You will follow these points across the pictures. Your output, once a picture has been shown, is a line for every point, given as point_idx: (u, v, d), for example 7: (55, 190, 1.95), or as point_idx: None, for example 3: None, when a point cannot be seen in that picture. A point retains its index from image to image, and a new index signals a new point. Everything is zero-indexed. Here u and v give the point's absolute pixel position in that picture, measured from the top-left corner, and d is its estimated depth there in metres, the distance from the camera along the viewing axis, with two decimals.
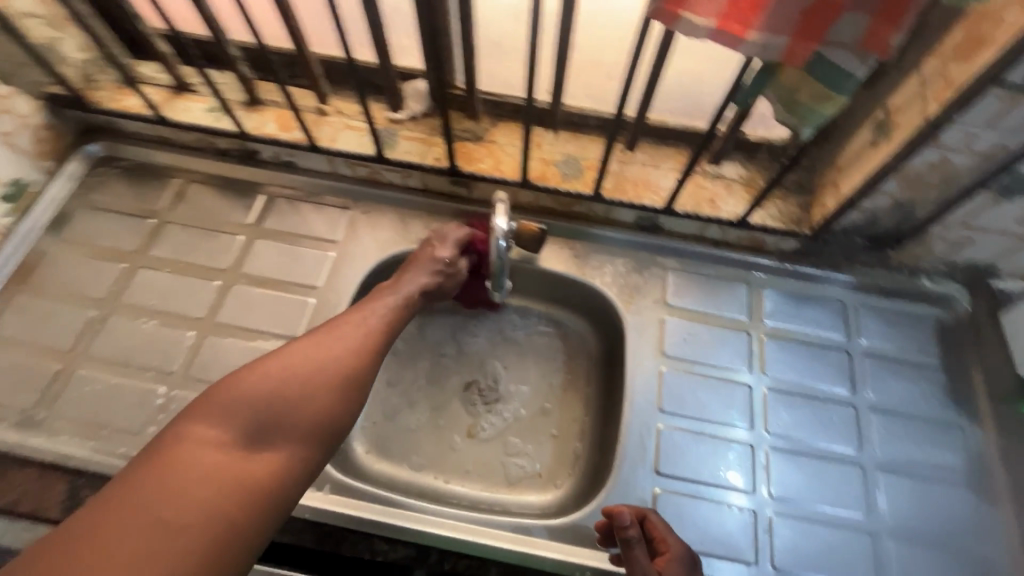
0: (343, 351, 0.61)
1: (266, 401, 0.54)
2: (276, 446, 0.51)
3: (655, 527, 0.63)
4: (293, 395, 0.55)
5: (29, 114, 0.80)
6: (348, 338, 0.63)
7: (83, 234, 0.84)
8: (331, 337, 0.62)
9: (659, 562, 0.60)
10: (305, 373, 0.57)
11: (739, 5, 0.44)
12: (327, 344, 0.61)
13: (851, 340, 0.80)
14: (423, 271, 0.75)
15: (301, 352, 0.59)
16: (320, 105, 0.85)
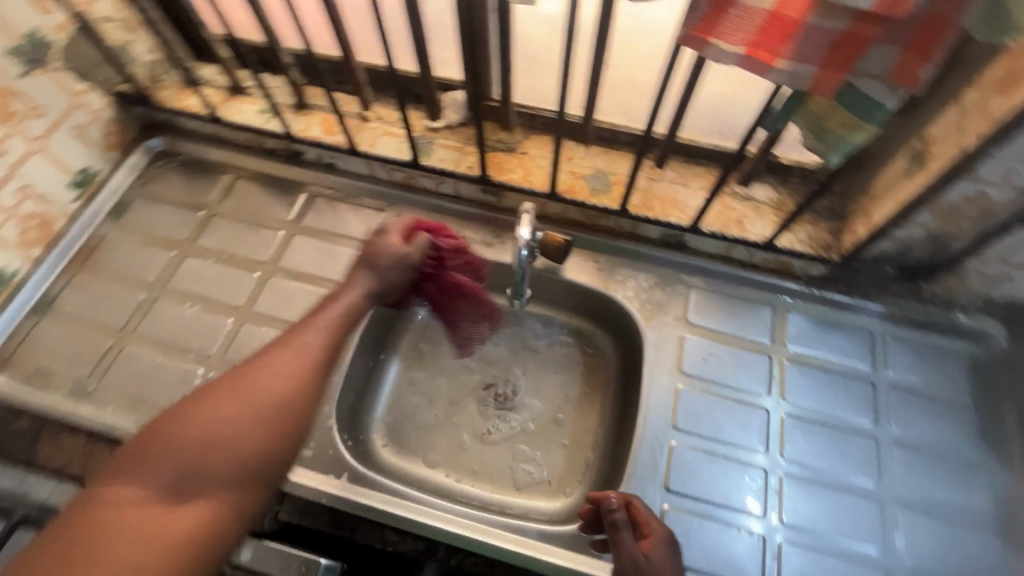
0: (278, 380, 0.58)
1: (191, 454, 0.52)
2: (203, 496, 0.51)
3: (639, 511, 0.63)
4: (222, 437, 0.54)
5: (101, 109, 0.87)
6: (284, 365, 0.59)
7: (140, 222, 0.90)
8: (266, 364, 0.59)
9: (644, 545, 0.60)
10: (233, 414, 0.55)
11: (771, 34, 0.45)
12: (261, 374, 0.58)
13: (877, 371, 0.79)
14: (368, 275, 0.70)
15: (230, 388, 0.56)
16: (362, 111, 0.89)
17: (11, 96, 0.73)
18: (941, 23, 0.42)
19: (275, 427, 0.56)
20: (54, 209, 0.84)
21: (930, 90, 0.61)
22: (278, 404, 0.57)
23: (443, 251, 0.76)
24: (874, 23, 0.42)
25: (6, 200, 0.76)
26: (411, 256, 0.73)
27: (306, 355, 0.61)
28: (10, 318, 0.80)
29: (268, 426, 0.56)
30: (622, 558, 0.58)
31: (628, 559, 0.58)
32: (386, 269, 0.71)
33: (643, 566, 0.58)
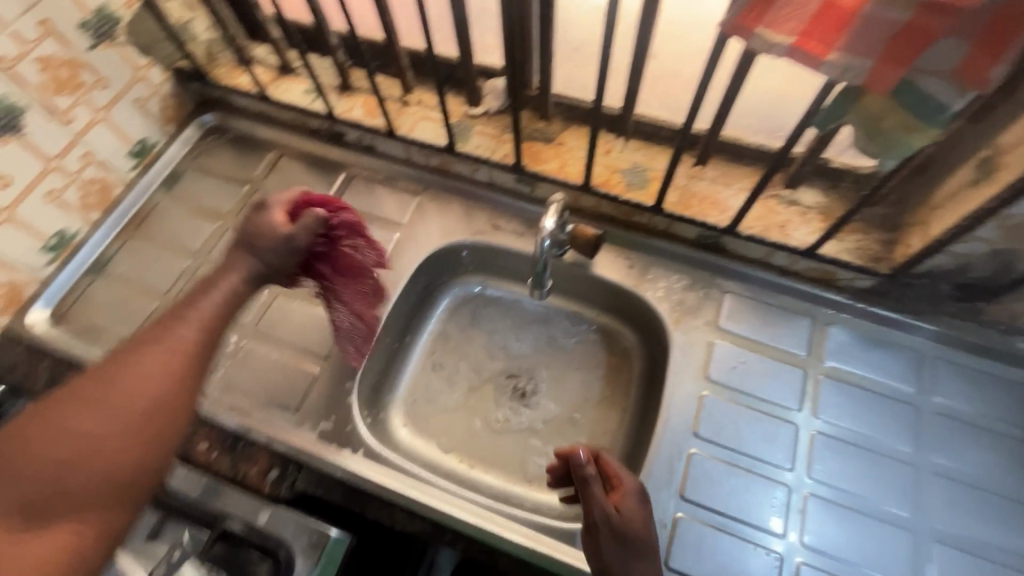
0: (147, 381, 0.52)
1: (45, 477, 0.48)
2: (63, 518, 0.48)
3: (608, 465, 0.66)
4: (82, 452, 0.49)
5: (160, 83, 0.91)
6: (151, 366, 0.53)
7: (190, 193, 0.95)
8: (129, 366, 0.53)
9: (614, 497, 0.63)
10: (90, 427, 0.50)
11: (823, 24, 0.42)
12: (122, 377, 0.52)
13: (921, 395, 0.73)
14: (240, 263, 0.61)
15: (84, 396, 0.51)
16: (403, 95, 0.90)
17: (79, 67, 0.78)
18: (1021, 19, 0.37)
19: (139, 433, 0.51)
20: (113, 176, 0.89)
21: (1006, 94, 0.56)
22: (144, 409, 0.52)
23: (336, 227, 0.66)
24: (941, 15, 0.38)
25: (70, 165, 0.81)
26: (296, 237, 0.62)
27: (178, 351, 0.55)
28: (69, 276, 0.86)
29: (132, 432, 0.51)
30: (593, 512, 0.60)
31: (598, 512, 0.60)
32: (264, 251, 0.62)
33: (613, 517, 0.60)
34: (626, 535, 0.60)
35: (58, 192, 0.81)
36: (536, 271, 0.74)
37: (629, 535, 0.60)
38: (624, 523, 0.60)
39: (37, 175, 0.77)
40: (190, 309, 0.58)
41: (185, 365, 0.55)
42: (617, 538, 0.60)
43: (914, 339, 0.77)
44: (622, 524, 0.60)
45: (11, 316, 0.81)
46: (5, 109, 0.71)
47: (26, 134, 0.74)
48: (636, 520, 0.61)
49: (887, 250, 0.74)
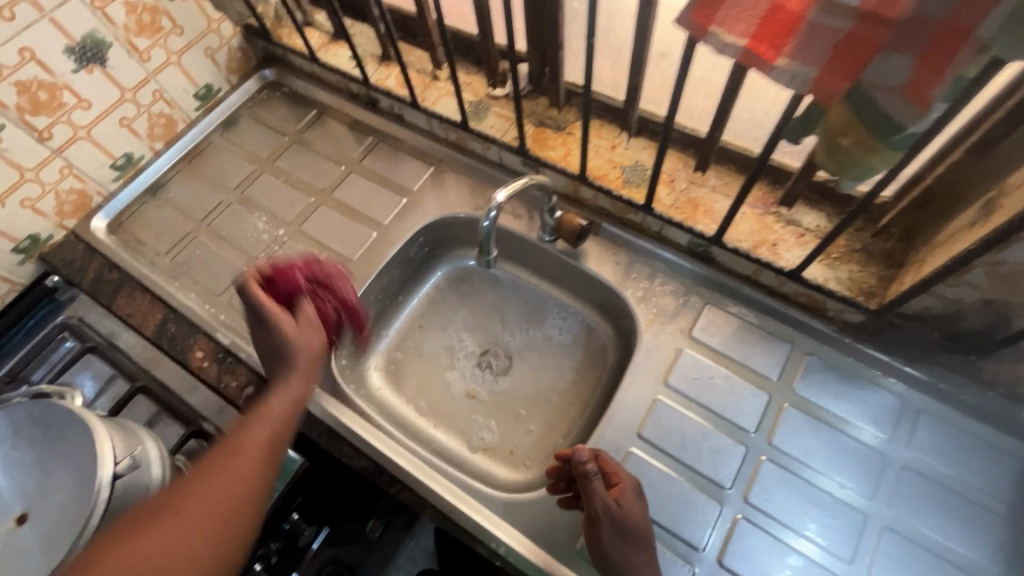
0: (220, 522, 0.47)
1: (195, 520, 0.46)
2: None
3: (608, 462, 0.67)
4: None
5: (230, 37, 1.03)
6: (244, 459, 0.52)
7: (240, 137, 1.06)
8: (198, 486, 0.49)
9: (614, 493, 0.64)
10: (155, 558, 0.43)
11: (772, 29, 0.42)
12: (185, 503, 0.47)
13: (892, 444, 0.69)
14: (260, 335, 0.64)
15: (143, 522, 0.45)
16: (434, 70, 0.95)
17: (160, 14, 0.90)
18: (964, 33, 0.36)
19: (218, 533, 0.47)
20: (178, 113, 1.01)
21: (1007, 130, 0.51)
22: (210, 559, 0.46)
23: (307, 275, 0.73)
24: (881, 26, 0.37)
25: (142, 98, 0.94)
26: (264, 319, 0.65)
27: (245, 477, 0.51)
28: (131, 191, 0.99)
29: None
30: (594, 505, 0.61)
31: (601, 505, 0.61)
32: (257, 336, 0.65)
33: (613, 510, 0.62)
34: (627, 528, 0.61)
35: (130, 120, 0.94)
36: (482, 247, 0.71)
37: (629, 528, 0.61)
38: (625, 516, 0.62)
39: (112, 103, 0.90)
40: (243, 440, 0.53)
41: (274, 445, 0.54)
42: (617, 530, 0.61)
43: (900, 386, 0.72)
44: (622, 516, 0.62)
45: (78, 220, 0.95)
46: (94, 42, 0.84)
47: (109, 66, 0.87)
48: (635, 514, 0.63)
49: (883, 286, 0.70)
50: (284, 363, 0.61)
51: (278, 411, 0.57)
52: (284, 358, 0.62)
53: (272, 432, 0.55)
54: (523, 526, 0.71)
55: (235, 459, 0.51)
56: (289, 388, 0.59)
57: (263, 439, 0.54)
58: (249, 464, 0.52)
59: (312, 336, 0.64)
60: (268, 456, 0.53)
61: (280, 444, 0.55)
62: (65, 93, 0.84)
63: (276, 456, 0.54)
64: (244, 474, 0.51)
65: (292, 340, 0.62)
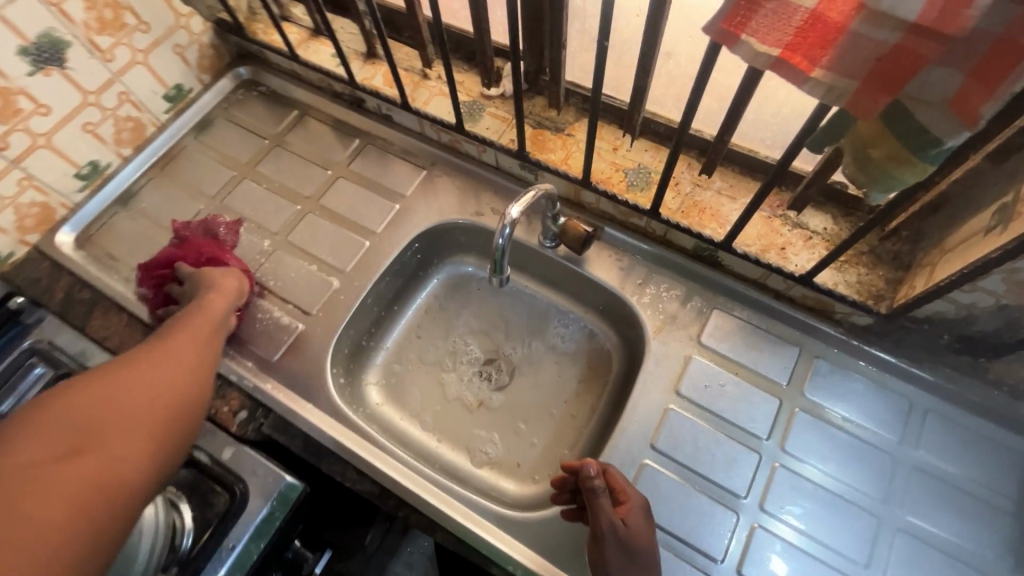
0: (163, 387, 0.53)
1: (168, 368, 0.56)
2: (132, 435, 0.47)
3: (617, 478, 0.65)
4: (100, 422, 0.46)
5: (200, 33, 0.96)
6: (186, 341, 0.63)
7: (216, 141, 0.99)
8: (159, 352, 0.58)
9: (620, 510, 0.63)
10: (146, 382, 0.52)
11: (808, 39, 0.39)
12: (154, 357, 0.57)
13: (902, 445, 0.70)
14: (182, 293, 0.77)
15: (120, 363, 0.53)
16: (424, 68, 0.91)
17: (123, 10, 0.83)
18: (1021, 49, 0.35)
19: (187, 380, 0.57)
20: (147, 116, 0.95)
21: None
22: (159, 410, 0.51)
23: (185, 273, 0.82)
24: (932, 41, 0.36)
25: (107, 101, 0.87)
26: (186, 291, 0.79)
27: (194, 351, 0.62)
28: (98, 203, 0.92)
29: (178, 403, 0.54)
30: (601, 523, 0.60)
31: (606, 523, 0.60)
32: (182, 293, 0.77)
33: (620, 529, 0.60)
34: (631, 548, 0.60)
35: (94, 125, 0.87)
36: (496, 264, 0.67)
37: (634, 547, 0.60)
38: (631, 536, 0.61)
39: (73, 108, 0.83)
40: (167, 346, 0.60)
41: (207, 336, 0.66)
42: (622, 550, 0.60)
43: (908, 386, 0.72)
44: (627, 537, 0.60)
45: (42, 235, 0.88)
46: (51, 42, 0.77)
47: (69, 68, 0.80)
48: (641, 533, 0.61)
49: (892, 288, 0.69)
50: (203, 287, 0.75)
51: (199, 332, 0.66)
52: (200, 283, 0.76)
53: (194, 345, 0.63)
54: (537, 545, 0.69)
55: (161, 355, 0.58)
56: (204, 312, 0.70)
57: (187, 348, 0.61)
58: (176, 359, 0.58)
59: (232, 275, 0.79)
60: (204, 340, 0.65)
61: (212, 338, 0.67)
62: (21, 98, 0.76)
63: (200, 358, 0.62)
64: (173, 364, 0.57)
65: (218, 278, 0.76)
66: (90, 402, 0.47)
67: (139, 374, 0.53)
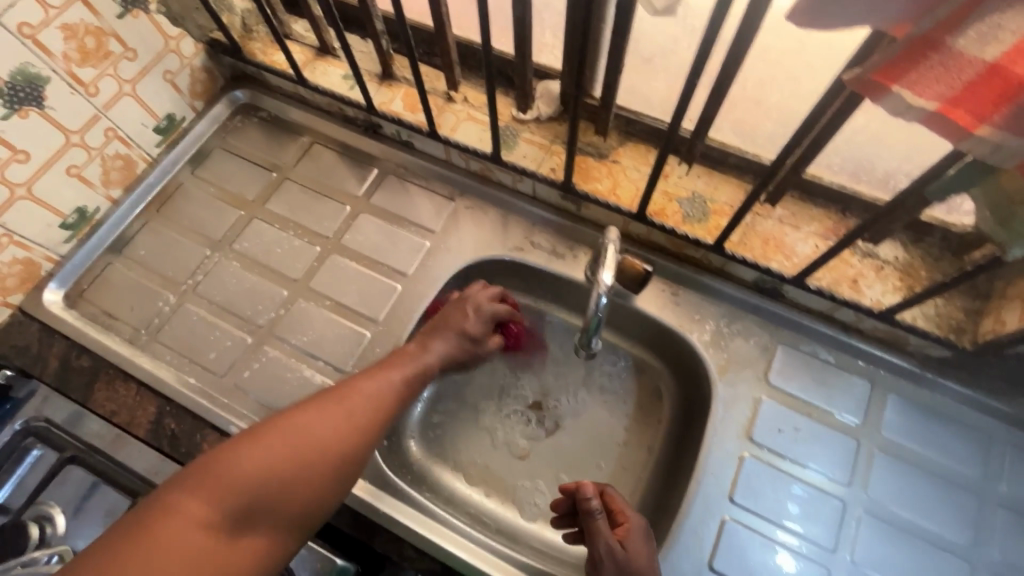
0: (304, 465, 0.55)
1: (319, 447, 0.56)
2: (257, 529, 0.51)
3: (615, 499, 0.63)
4: (254, 501, 0.52)
5: (191, 55, 0.86)
6: (359, 411, 0.60)
7: (215, 175, 0.90)
8: (323, 409, 0.59)
9: (618, 533, 0.59)
10: (290, 454, 0.55)
11: (978, 94, 0.35)
12: (305, 418, 0.58)
13: (986, 482, 0.67)
14: (449, 342, 0.70)
15: (275, 426, 0.56)
16: (449, 91, 0.83)
17: (107, 36, 0.73)
18: None
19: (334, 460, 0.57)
20: (137, 152, 0.84)
21: None
22: (285, 505, 0.53)
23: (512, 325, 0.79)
24: None
25: (93, 140, 0.77)
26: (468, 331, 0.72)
27: (360, 419, 0.60)
28: (87, 254, 0.82)
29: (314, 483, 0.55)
30: (597, 545, 0.58)
31: (602, 546, 0.57)
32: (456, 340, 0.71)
33: (618, 552, 0.57)
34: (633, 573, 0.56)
35: (80, 167, 0.77)
36: (589, 328, 0.68)
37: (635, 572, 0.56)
38: (629, 560, 0.57)
39: (57, 150, 0.73)
40: (341, 417, 0.59)
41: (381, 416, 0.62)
42: None
43: (985, 418, 0.70)
44: (626, 561, 0.57)
45: (26, 294, 0.78)
46: (26, 79, 0.66)
47: (48, 106, 0.70)
48: (641, 557, 0.57)
49: (973, 320, 0.67)
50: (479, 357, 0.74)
51: (376, 392, 0.63)
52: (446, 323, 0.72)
53: (367, 406, 0.61)
54: None
55: (322, 414, 0.58)
56: (415, 361, 0.67)
57: (357, 418, 0.60)
58: (339, 421, 0.58)
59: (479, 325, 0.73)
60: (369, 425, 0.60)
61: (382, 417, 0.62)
62: None
63: (372, 422, 0.61)
64: (324, 435, 0.57)
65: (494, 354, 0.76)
66: (246, 473, 0.52)
67: (287, 445, 0.55)
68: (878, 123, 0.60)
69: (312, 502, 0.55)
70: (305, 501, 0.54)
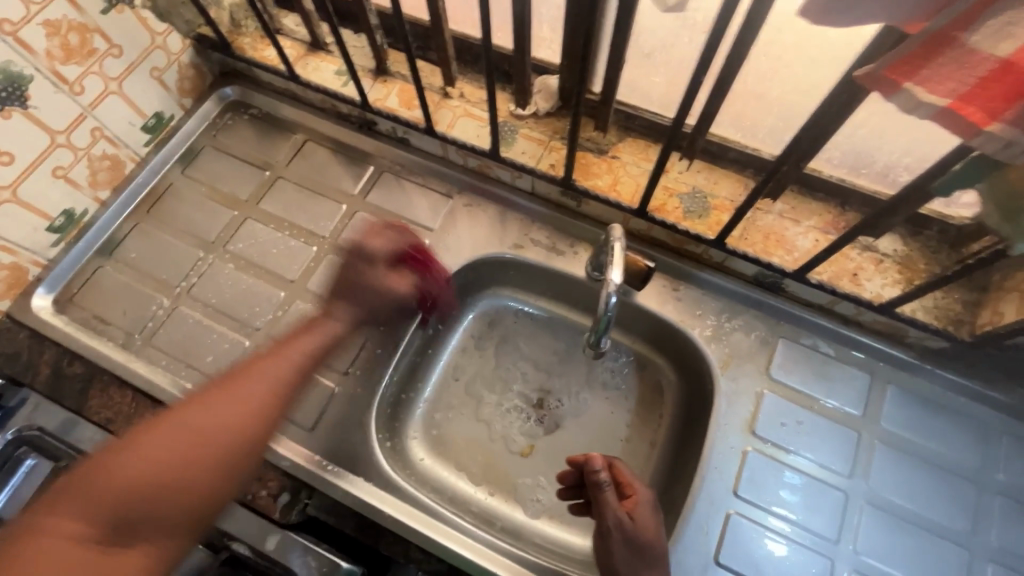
0: (191, 461, 0.51)
1: (207, 442, 0.52)
2: (141, 536, 0.47)
3: (622, 471, 0.62)
4: (134, 511, 0.48)
5: (179, 51, 0.84)
6: (254, 397, 0.56)
7: (206, 175, 0.88)
8: (210, 399, 0.55)
9: (626, 504, 0.59)
10: (174, 451, 0.51)
11: (990, 91, 0.35)
12: (193, 411, 0.54)
13: (984, 471, 0.68)
14: (347, 301, 0.68)
15: (159, 421, 0.53)
16: (445, 86, 0.82)
17: (91, 32, 0.71)
18: None
19: (228, 455, 0.53)
20: (125, 152, 0.82)
21: None
22: (167, 510, 0.49)
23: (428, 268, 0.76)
24: None
25: (79, 140, 0.75)
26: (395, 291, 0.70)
27: (249, 405, 0.56)
28: (76, 258, 0.80)
29: (207, 481, 0.51)
30: (606, 518, 0.57)
31: (611, 520, 0.57)
32: (367, 299, 0.69)
33: (626, 524, 0.57)
34: (640, 544, 0.56)
35: (66, 169, 0.75)
36: (598, 327, 0.67)
37: (642, 543, 0.56)
38: (637, 532, 0.57)
39: (42, 151, 0.70)
40: (233, 410, 0.55)
41: (277, 398, 0.58)
42: (630, 547, 0.56)
43: (983, 408, 0.71)
44: (635, 533, 0.56)
45: (13, 300, 0.76)
46: (8, 77, 0.64)
47: (32, 106, 0.68)
48: (649, 530, 0.57)
49: (970, 312, 0.68)
50: (363, 294, 0.68)
51: (277, 371, 0.59)
52: (372, 290, 0.69)
53: (261, 394, 0.57)
54: None
55: (205, 408, 0.54)
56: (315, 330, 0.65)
57: (251, 408, 0.56)
58: (226, 415, 0.54)
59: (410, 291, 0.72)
60: (266, 412, 0.56)
61: (280, 400, 0.58)
62: None
63: (272, 409, 0.57)
64: (208, 432, 0.53)
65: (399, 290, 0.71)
66: (123, 480, 0.48)
67: (172, 447, 0.51)
68: (879, 118, 0.60)
69: (200, 506, 0.51)
70: (200, 498, 0.51)
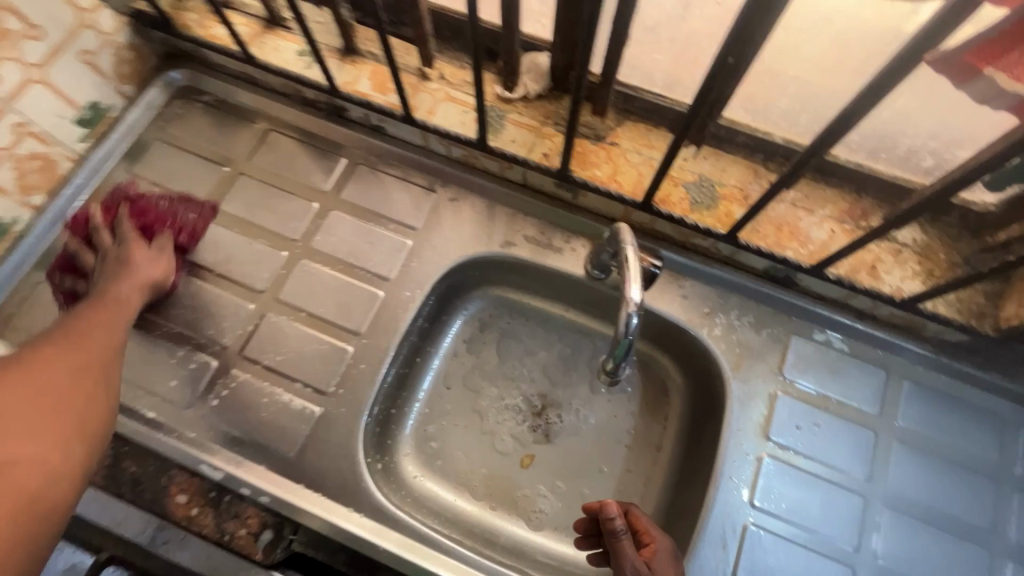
0: (41, 382, 0.49)
1: (26, 360, 0.50)
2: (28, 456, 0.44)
3: (638, 518, 0.59)
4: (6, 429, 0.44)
5: (113, 30, 0.75)
6: (104, 328, 0.58)
7: (156, 172, 0.77)
8: (56, 342, 0.53)
9: (645, 554, 0.56)
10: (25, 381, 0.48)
11: None
12: (39, 352, 0.52)
13: (1002, 466, 0.66)
14: (135, 279, 0.65)
15: None
16: (422, 68, 0.74)
17: None
18: None
19: (76, 373, 0.52)
20: (57, 149, 0.72)
21: None
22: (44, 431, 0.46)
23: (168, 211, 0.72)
24: None
25: None
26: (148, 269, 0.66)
27: (95, 341, 0.56)
28: (12, 271, 0.70)
29: (74, 404, 0.50)
30: (623, 569, 0.52)
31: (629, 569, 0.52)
32: (133, 280, 0.64)
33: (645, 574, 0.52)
34: None
35: None
36: (616, 352, 0.60)
37: None
38: None
39: None
40: (66, 351, 0.53)
41: (119, 330, 0.59)
42: None
43: (1000, 401, 0.68)
44: None
45: None
46: None
47: None
48: None
49: (993, 304, 0.65)
50: (114, 271, 0.64)
51: (116, 313, 0.61)
52: (118, 265, 0.65)
53: (110, 331, 0.58)
54: None
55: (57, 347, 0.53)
56: (120, 290, 0.63)
57: (97, 342, 0.56)
58: (79, 345, 0.54)
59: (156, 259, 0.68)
60: (111, 348, 0.57)
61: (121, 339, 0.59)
62: None
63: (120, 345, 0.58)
64: (46, 358, 0.51)
65: (135, 258, 0.66)
66: None
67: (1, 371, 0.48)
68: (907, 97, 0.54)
69: (86, 430, 0.49)
70: (81, 422, 0.49)
